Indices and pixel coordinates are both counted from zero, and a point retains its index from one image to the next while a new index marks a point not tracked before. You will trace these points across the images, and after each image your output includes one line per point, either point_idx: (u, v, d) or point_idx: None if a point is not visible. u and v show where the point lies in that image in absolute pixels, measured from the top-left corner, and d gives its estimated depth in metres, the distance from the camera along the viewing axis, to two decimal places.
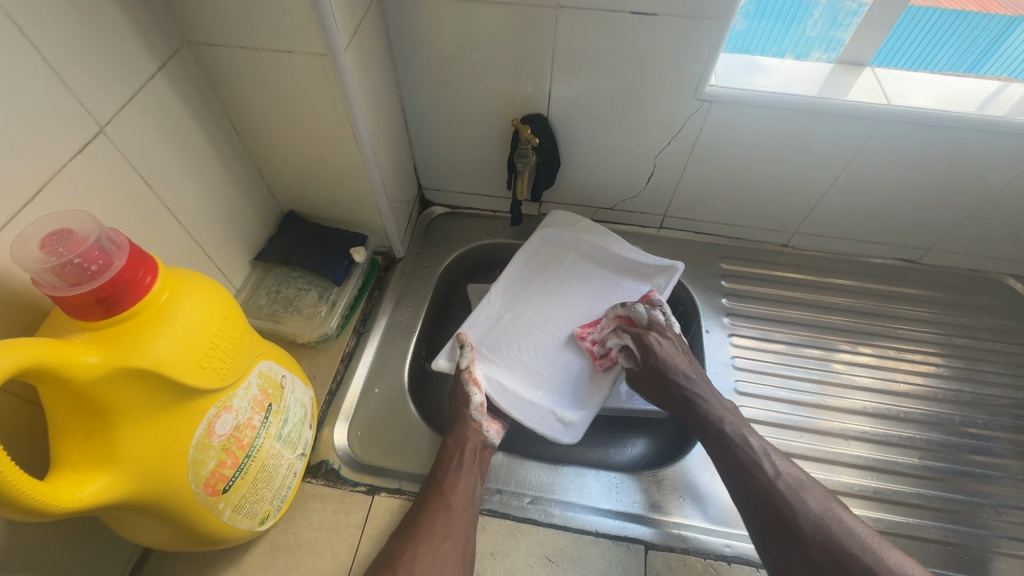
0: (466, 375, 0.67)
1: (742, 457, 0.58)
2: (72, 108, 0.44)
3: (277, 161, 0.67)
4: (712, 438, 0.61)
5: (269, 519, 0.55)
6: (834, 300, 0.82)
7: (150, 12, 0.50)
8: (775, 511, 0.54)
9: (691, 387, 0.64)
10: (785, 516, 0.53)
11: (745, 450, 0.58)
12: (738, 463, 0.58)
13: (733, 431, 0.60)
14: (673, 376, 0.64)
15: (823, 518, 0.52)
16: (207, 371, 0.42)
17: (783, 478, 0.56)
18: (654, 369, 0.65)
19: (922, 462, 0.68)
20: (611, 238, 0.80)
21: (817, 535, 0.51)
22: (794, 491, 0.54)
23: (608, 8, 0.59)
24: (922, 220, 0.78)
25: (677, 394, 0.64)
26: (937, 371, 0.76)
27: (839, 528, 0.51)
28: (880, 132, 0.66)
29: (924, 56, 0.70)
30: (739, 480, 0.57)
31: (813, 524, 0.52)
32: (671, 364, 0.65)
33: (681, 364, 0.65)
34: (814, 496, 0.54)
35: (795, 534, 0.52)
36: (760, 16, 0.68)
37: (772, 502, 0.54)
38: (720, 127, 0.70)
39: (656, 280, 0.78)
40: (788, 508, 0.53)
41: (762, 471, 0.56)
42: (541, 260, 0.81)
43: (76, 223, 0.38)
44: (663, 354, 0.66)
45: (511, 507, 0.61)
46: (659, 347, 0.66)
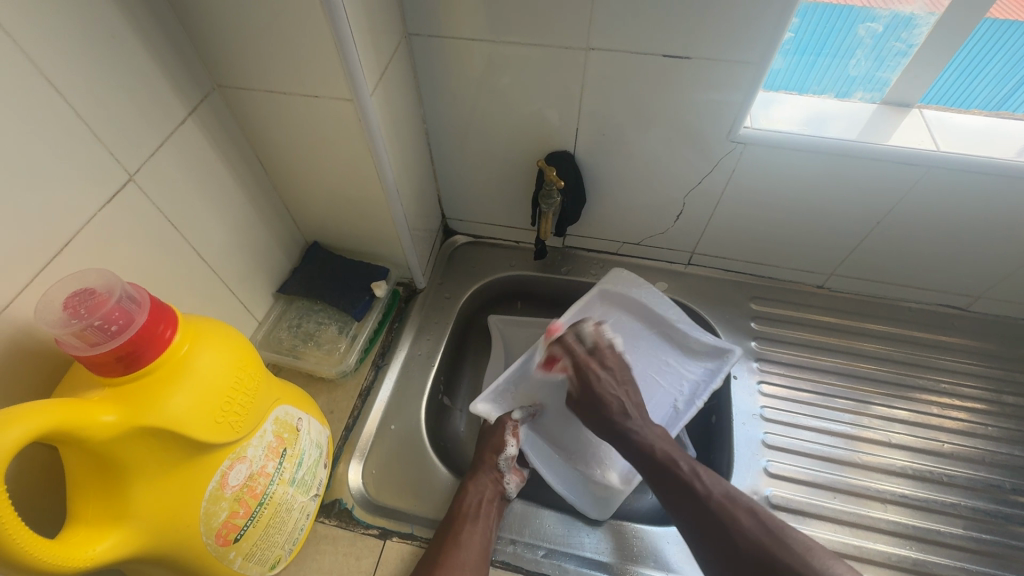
0: (507, 425, 0.68)
1: (674, 479, 0.57)
2: (103, 158, 0.45)
3: (302, 195, 0.68)
4: (648, 467, 0.60)
5: (280, 562, 0.54)
6: (872, 348, 0.78)
7: (183, 60, 0.51)
8: (712, 528, 0.53)
9: (625, 419, 0.63)
10: (724, 536, 0.53)
11: (673, 469, 0.58)
12: (669, 484, 0.57)
13: (664, 455, 0.60)
14: (608, 412, 0.64)
15: (755, 532, 0.52)
16: (220, 425, 0.42)
17: (714, 497, 0.55)
18: (591, 407, 0.65)
19: (966, 533, 0.64)
20: (671, 305, 0.75)
21: (753, 552, 0.51)
22: (726, 508, 0.54)
23: (638, 50, 0.58)
24: (971, 267, 0.73)
25: (612, 426, 0.63)
26: (984, 431, 0.71)
27: (770, 540, 0.51)
28: (927, 179, 0.63)
29: (964, 66, 0.62)
30: (672, 503, 0.57)
31: (746, 539, 0.52)
32: (607, 401, 0.64)
33: (619, 399, 0.64)
34: (746, 509, 0.54)
35: (734, 553, 0.51)
36: (799, 53, 0.65)
37: (708, 520, 0.54)
38: (754, 167, 0.67)
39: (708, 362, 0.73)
40: (721, 527, 0.53)
41: (694, 492, 0.56)
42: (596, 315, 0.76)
43: (101, 281, 0.39)
44: (601, 388, 0.65)
45: (525, 560, 0.59)
46: (597, 381, 0.65)
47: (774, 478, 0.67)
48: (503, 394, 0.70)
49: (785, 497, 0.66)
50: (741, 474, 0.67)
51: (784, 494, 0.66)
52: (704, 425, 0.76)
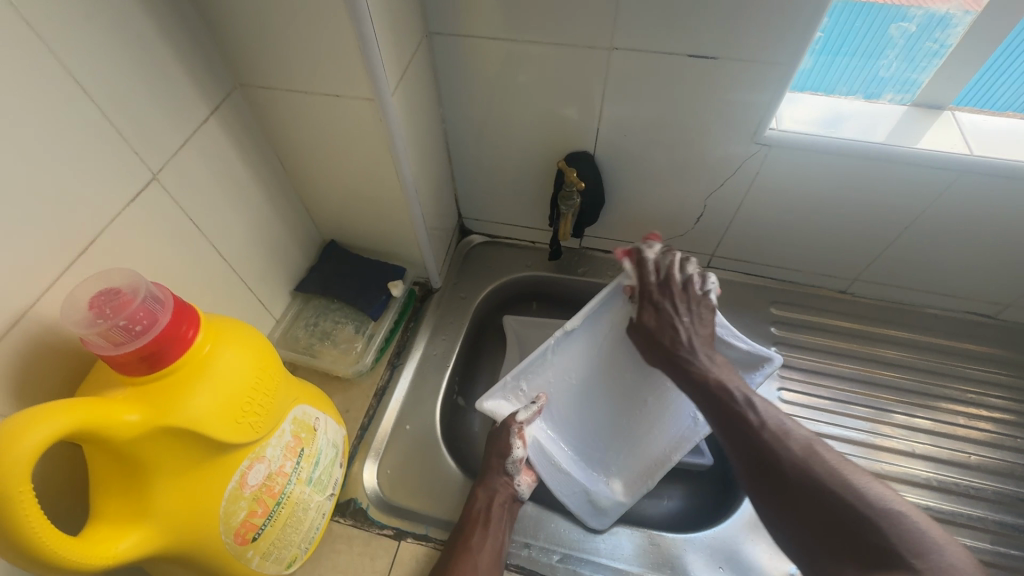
0: (512, 428, 0.64)
1: (726, 408, 0.55)
2: (127, 158, 0.45)
3: (321, 194, 0.68)
4: (700, 397, 0.56)
5: (296, 561, 0.55)
6: (895, 355, 0.76)
7: (206, 59, 0.51)
8: (764, 457, 0.51)
9: (685, 351, 0.58)
10: (772, 466, 0.51)
11: (728, 399, 0.55)
12: (721, 413, 0.55)
13: (718, 387, 0.56)
14: (666, 344, 0.58)
15: (804, 459, 0.50)
16: (240, 425, 0.42)
17: (767, 427, 0.53)
18: (645, 328, 0.59)
19: (992, 547, 0.62)
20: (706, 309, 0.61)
21: (801, 480, 0.49)
22: (780, 439, 0.52)
23: (662, 51, 0.57)
24: (1002, 274, 0.71)
25: (670, 356, 0.58)
26: (1013, 443, 0.69)
27: (824, 468, 0.49)
28: (959, 183, 0.61)
29: (991, 63, 0.59)
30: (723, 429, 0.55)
31: (796, 468, 0.50)
32: (662, 332, 0.58)
33: (681, 331, 0.58)
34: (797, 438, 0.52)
35: (783, 483, 0.50)
36: (827, 53, 0.63)
37: (756, 448, 0.52)
38: (778, 170, 0.66)
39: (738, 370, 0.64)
40: (772, 455, 0.51)
41: (747, 423, 0.54)
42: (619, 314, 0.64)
43: (125, 280, 0.39)
44: (664, 320, 0.58)
45: (539, 564, 0.59)
46: (660, 309, 0.58)
47: None
48: (515, 390, 0.66)
49: None
50: None
51: None
52: None
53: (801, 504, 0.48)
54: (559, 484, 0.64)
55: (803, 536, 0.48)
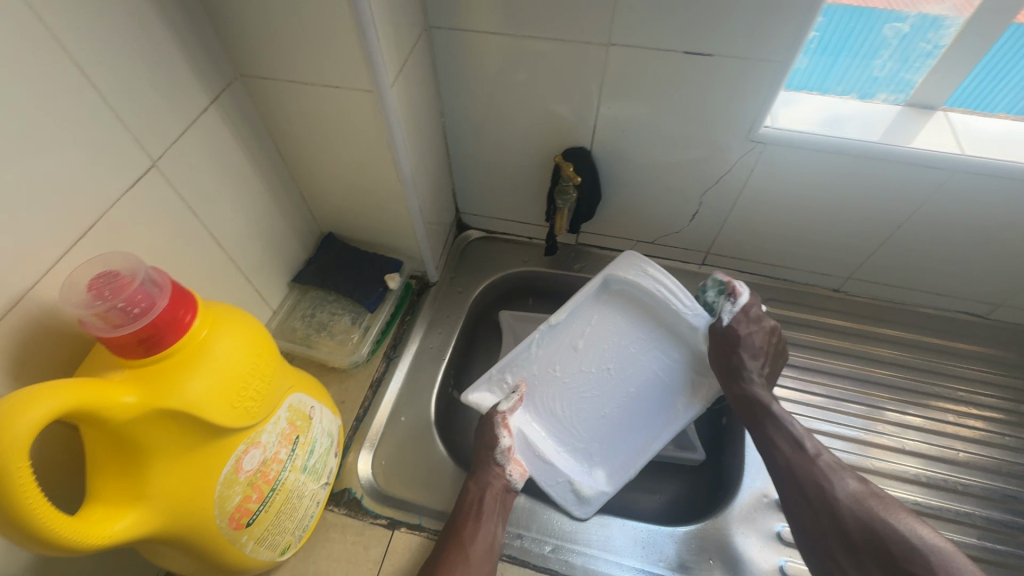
0: (496, 419, 0.65)
1: (784, 437, 0.61)
2: (127, 144, 0.45)
3: (320, 186, 0.68)
4: (753, 419, 0.64)
5: (290, 549, 0.55)
6: (886, 353, 0.77)
7: (206, 48, 0.51)
8: (819, 488, 0.57)
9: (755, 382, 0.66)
10: (820, 497, 0.56)
11: (787, 433, 0.61)
12: (777, 442, 0.61)
13: (779, 417, 0.63)
14: (745, 365, 0.66)
15: (861, 495, 0.55)
16: (237, 410, 0.42)
17: (822, 462, 0.59)
18: (727, 345, 0.66)
19: (980, 542, 0.63)
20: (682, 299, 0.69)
21: (853, 513, 0.54)
22: (834, 474, 0.58)
23: (659, 47, 0.57)
24: (993, 274, 0.72)
25: (739, 375, 0.66)
26: (1001, 440, 0.70)
27: (877, 503, 0.54)
28: (951, 182, 0.62)
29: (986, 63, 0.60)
30: (779, 459, 0.60)
31: (848, 502, 0.55)
32: (741, 357, 0.66)
33: (759, 365, 0.66)
34: (850, 475, 0.57)
35: (830, 511, 0.55)
36: (822, 53, 0.64)
37: (811, 479, 0.58)
38: (773, 168, 0.66)
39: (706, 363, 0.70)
40: (826, 487, 0.57)
41: (805, 456, 0.59)
42: (600, 310, 0.72)
43: (124, 264, 0.40)
44: (754, 348, 0.66)
45: (531, 555, 0.60)
46: (756, 339, 0.66)
47: None
48: (499, 382, 0.70)
49: None
50: (750, 476, 0.66)
51: None
52: (714, 426, 0.76)
53: (851, 532, 0.53)
54: (544, 473, 0.65)
55: (835, 559, 0.53)
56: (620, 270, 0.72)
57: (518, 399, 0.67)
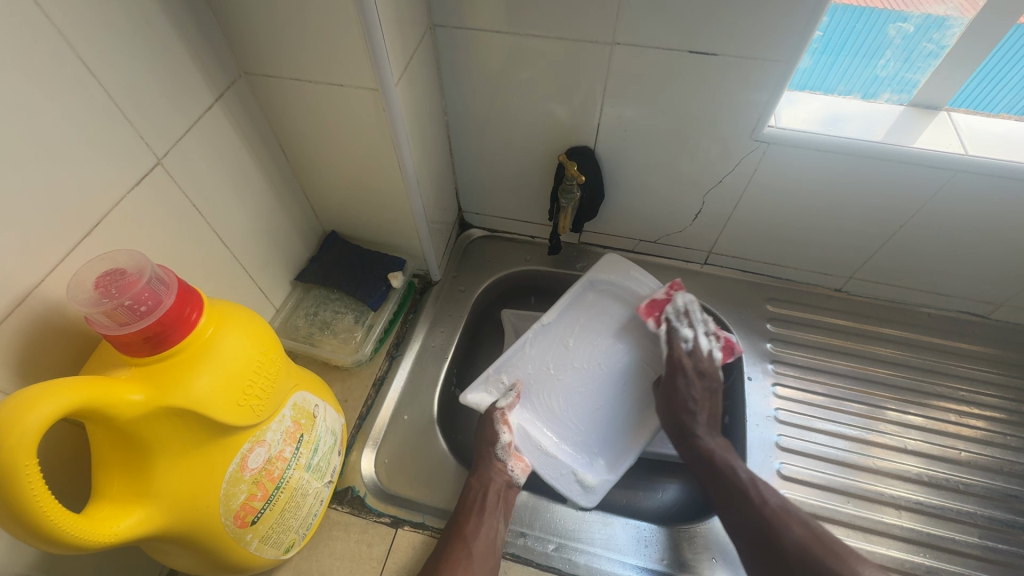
0: (496, 415, 0.66)
1: (730, 480, 0.59)
2: (133, 142, 0.45)
3: (323, 184, 0.68)
4: (700, 465, 0.62)
5: (294, 547, 0.55)
6: (887, 353, 0.77)
7: (211, 46, 0.51)
8: (764, 534, 0.55)
9: (698, 423, 0.64)
10: (769, 542, 0.54)
11: (733, 476, 0.60)
12: (723, 485, 0.59)
13: (725, 465, 0.61)
14: (685, 415, 0.64)
15: (807, 541, 0.53)
16: (242, 408, 0.42)
17: (771, 508, 0.56)
18: (667, 392, 0.66)
19: (981, 542, 0.63)
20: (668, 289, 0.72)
21: (801, 559, 0.52)
22: (782, 518, 0.55)
23: (663, 47, 0.57)
24: (994, 274, 0.72)
25: (685, 427, 0.64)
26: (1002, 440, 0.70)
27: (822, 549, 0.52)
28: (954, 182, 0.62)
29: (987, 66, 0.60)
30: (726, 502, 0.58)
31: (797, 549, 0.53)
32: (684, 399, 0.64)
33: (700, 405, 0.64)
34: (799, 519, 0.55)
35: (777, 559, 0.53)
36: (826, 53, 0.64)
37: (760, 521, 0.55)
38: (777, 167, 0.66)
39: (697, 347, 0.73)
40: (772, 530, 0.55)
41: (750, 498, 0.57)
42: (589, 305, 0.75)
43: (130, 261, 0.40)
44: (690, 392, 0.65)
45: (535, 553, 0.60)
46: (690, 380, 0.65)
47: (787, 481, 0.67)
48: (496, 382, 0.70)
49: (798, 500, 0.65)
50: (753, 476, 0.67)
51: (796, 497, 0.66)
52: None
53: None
54: (546, 465, 0.65)
55: None
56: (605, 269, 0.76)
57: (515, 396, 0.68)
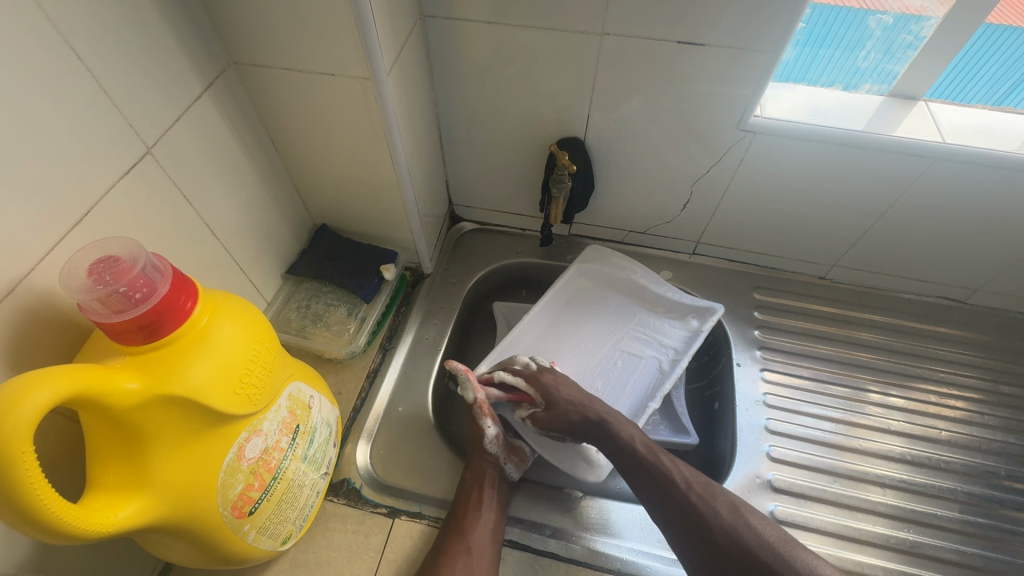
0: (478, 409, 0.64)
1: (646, 471, 0.58)
2: (122, 129, 0.45)
3: (313, 176, 0.68)
4: (621, 460, 0.60)
5: (291, 538, 0.55)
6: (870, 337, 0.79)
7: (199, 34, 0.51)
8: (694, 524, 0.54)
9: (597, 411, 0.62)
10: (700, 528, 0.53)
11: (648, 463, 0.58)
12: (642, 478, 0.58)
13: (642, 449, 0.59)
14: (580, 410, 0.62)
15: (733, 525, 0.52)
16: (239, 397, 0.42)
17: (692, 487, 0.55)
18: (558, 406, 0.63)
19: (961, 516, 0.65)
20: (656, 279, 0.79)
21: (732, 544, 0.51)
22: (705, 500, 0.54)
23: (652, 37, 0.58)
24: (972, 259, 0.74)
25: (586, 421, 0.62)
26: (980, 419, 0.72)
27: (749, 533, 0.52)
28: (932, 170, 0.64)
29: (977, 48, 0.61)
30: (651, 493, 0.57)
31: (725, 534, 0.52)
32: (575, 396, 0.63)
33: (581, 397, 0.63)
34: (724, 502, 0.54)
35: (711, 544, 0.52)
36: (808, 45, 0.65)
37: (683, 510, 0.54)
38: (762, 157, 0.68)
39: (692, 319, 0.77)
40: (701, 519, 0.53)
41: (673, 485, 0.56)
42: (582, 291, 0.81)
43: (124, 249, 0.39)
44: (563, 389, 0.64)
45: (531, 539, 0.60)
46: (556, 385, 0.65)
47: (776, 463, 0.68)
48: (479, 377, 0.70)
49: (787, 481, 0.67)
50: (744, 459, 0.68)
51: (786, 478, 0.67)
52: (707, 411, 0.78)
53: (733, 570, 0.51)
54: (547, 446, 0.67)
55: None
56: (592, 259, 0.83)
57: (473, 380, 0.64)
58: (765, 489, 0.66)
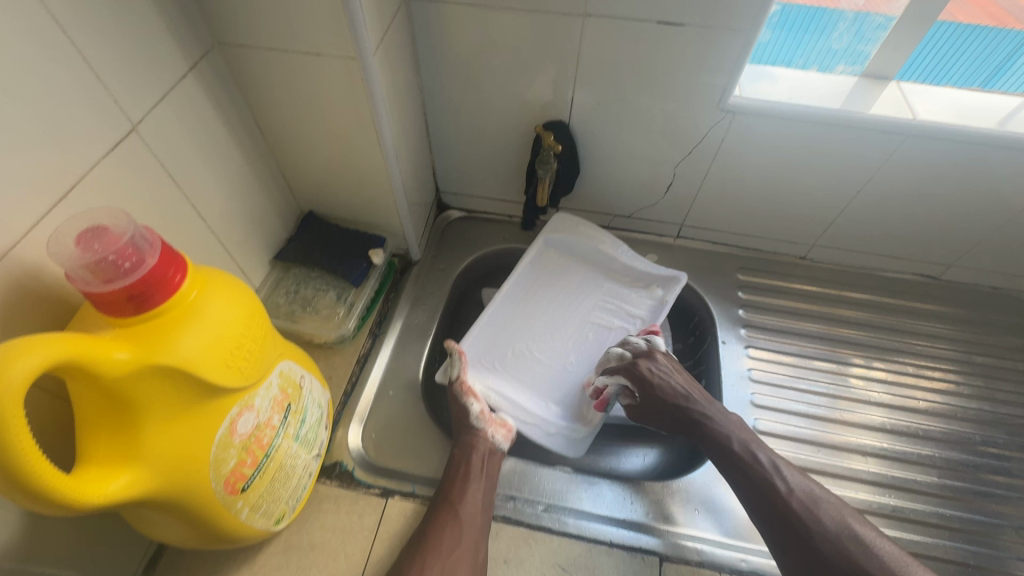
0: (456, 388, 0.66)
1: (753, 472, 0.58)
2: (106, 106, 0.44)
3: (300, 161, 0.68)
4: (720, 457, 0.60)
5: (284, 519, 0.55)
6: (851, 314, 0.81)
7: (181, 13, 0.50)
8: (794, 529, 0.54)
9: (697, 407, 0.64)
10: (804, 536, 0.54)
11: (753, 465, 0.58)
12: (750, 481, 0.58)
13: (742, 449, 0.60)
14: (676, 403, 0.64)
15: (838, 536, 0.53)
16: (230, 370, 0.42)
17: (796, 495, 0.56)
18: (656, 400, 0.65)
19: (940, 481, 0.67)
20: (621, 247, 0.81)
21: (836, 553, 0.52)
22: (810, 510, 0.55)
23: (634, 18, 0.59)
24: (944, 236, 0.77)
25: (682, 416, 0.64)
26: (956, 389, 0.75)
27: (853, 546, 0.52)
28: (905, 146, 0.66)
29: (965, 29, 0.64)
30: (750, 497, 0.58)
31: (829, 542, 0.53)
32: (673, 389, 0.65)
33: (681, 390, 0.65)
34: (829, 513, 0.55)
35: (814, 553, 0.53)
36: (783, 27, 0.67)
37: (786, 515, 0.55)
38: (742, 137, 0.69)
39: (658, 289, 0.80)
40: (806, 527, 0.54)
41: (775, 490, 0.57)
42: (549, 263, 0.83)
43: (112, 220, 0.39)
44: (660, 381, 0.65)
45: (524, 514, 0.61)
46: (652, 376, 0.66)
47: (761, 435, 0.70)
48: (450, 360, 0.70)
49: None
50: None
51: (771, 450, 0.69)
52: None
53: None
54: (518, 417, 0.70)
55: None
56: (559, 228, 0.83)
57: (461, 358, 0.67)
58: None
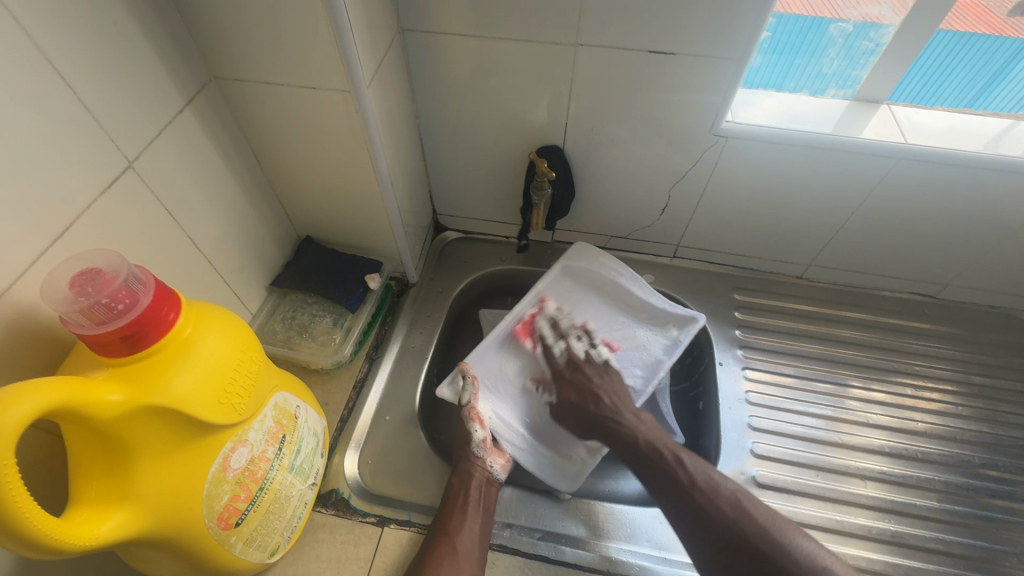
0: (467, 412, 0.66)
1: (656, 465, 0.60)
2: (103, 145, 0.45)
3: (297, 189, 0.69)
4: (625, 451, 0.64)
5: (278, 550, 0.55)
6: (848, 333, 0.81)
7: (178, 51, 0.51)
8: (699, 513, 0.56)
9: (599, 409, 0.67)
10: (705, 519, 0.55)
11: (657, 458, 0.61)
12: (654, 473, 0.60)
13: (645, 445, 0.63)
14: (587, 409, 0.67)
15: (737, 518, 0.54)
16: (223, 407, 0.42)
17: (697, 485, 0.57)
18: (570, 406, 0.69)
19: (941, 505, 0.67)
20: (637, 279, 0.77)
21: (734, 538, 0.53)
22: (708, 496, 0.56)
23: (625, 47, 0.60)
24: (940, 256, 0.77)
25: (588, 418, 0.67)
26: (955, 410, 0.74)
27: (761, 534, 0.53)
28: (897, 169, 0.66)
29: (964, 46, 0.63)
30: (655, 485, 0.60)
31: (726, 525, 0.54)
32: (591, 397, 0.68)
33: (600, 398, 0.68)
34: (727, 498, 0.56)
35: (712, 536, 0.54)
36: (776, 52, 0.68)
37: (690, 504, 0.57)
38: (735, 161, 0.70)
39: (675, 330, 0.75)
40: (705, 516, 0.55)
41: (677, 479, 0.58)
42: (562, 291, 0.79)
43: (106, 261, 0.40)
44: (587, 389, 0.69)
45: (521, 543, 0.61)
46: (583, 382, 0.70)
47: (760, 459, 0.70)
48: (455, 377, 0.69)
49: (772, 477, 0.68)
50: (728, 456, 0.70)
51: (770, 474, 0.68)
52: (692, 410, 0.79)
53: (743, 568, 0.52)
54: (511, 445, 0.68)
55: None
56: (578, 256, 0.80)
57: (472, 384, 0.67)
58: (749, 485, 0.67)
